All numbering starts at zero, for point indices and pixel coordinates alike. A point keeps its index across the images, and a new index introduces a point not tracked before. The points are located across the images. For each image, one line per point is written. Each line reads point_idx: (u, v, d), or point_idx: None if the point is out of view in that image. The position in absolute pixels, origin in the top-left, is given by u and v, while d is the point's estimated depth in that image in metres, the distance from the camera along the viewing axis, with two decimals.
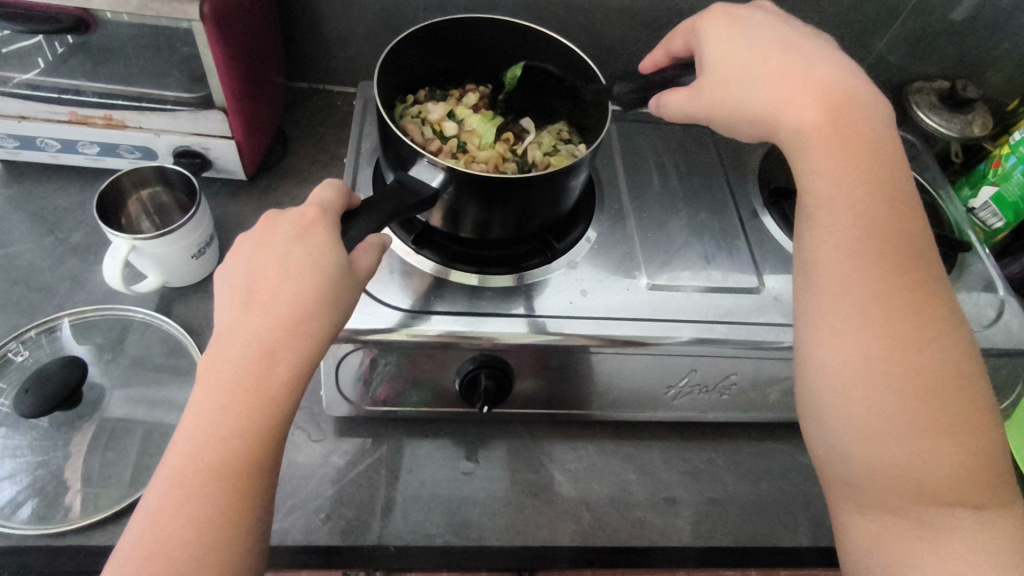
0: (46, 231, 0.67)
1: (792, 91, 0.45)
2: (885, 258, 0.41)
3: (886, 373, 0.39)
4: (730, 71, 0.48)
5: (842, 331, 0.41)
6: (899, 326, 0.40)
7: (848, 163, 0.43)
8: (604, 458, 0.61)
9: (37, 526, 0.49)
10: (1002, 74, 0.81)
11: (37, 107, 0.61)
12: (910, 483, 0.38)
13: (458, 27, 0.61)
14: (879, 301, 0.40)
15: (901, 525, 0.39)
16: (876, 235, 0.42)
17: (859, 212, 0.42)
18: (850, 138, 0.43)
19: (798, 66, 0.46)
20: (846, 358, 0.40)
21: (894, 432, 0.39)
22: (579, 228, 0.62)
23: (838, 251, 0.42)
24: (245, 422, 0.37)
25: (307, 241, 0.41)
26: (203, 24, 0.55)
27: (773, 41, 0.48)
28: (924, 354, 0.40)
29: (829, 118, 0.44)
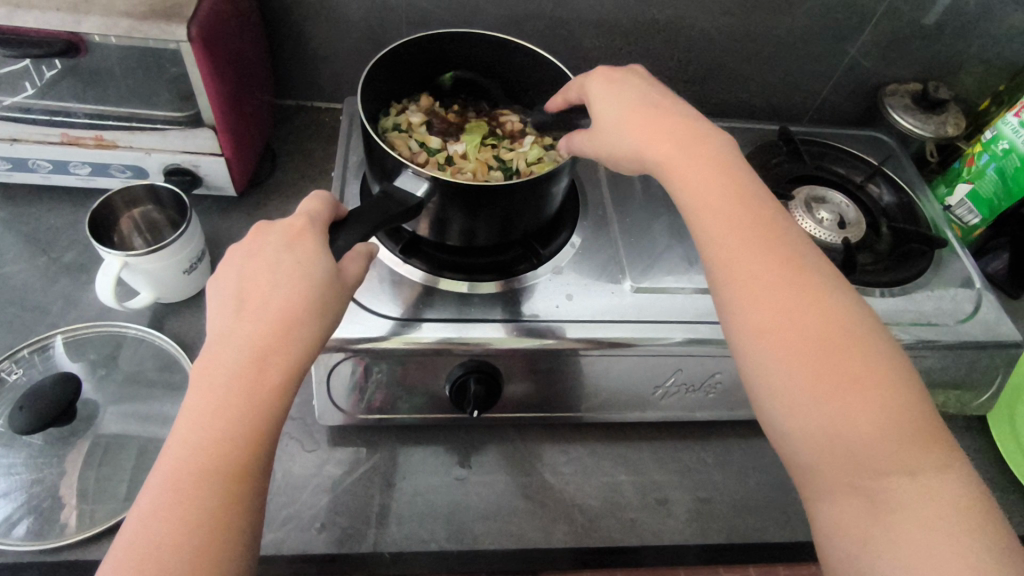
0: (39, 252, 0.68)
1: (652, 123, 0.48)
2: (768, 248, 0.43)
3: (788, 351, 0.40)
4: (605, 124, 0.50)
5: (745, 316, 0.42)
6: (790, 306, 0.41)
7: (711, 168, 0.46)
8: (595, 460, 0.62)
9: (33, 543, 0.49)
10: (973, 75, 0.83)
11: (29, 130, 0.62)
12: (844, 457, 0.38)
13: (448, 41, 0.63)
14: (764, 284, 0.42)
15: (856, 506, 0.38)
16: (747, 225, 0.44)
17: (728, 209, 0.45)
18: (721, 154, 0.47)
19: (643, 95, 0.51)
20: (753, 342, 0.41)
21: (812, 412, 0.39)
22: (563, 234, 0.63)
23: (727, 242, 0.44)
24: (236, 427, 0.37)
25: (296, 250, 0.42)
26: (191, 46, 0.56)
27: (628, 87, 0.52)
28: (821, 325, 0.41)
29: (676, 129, 0.48)
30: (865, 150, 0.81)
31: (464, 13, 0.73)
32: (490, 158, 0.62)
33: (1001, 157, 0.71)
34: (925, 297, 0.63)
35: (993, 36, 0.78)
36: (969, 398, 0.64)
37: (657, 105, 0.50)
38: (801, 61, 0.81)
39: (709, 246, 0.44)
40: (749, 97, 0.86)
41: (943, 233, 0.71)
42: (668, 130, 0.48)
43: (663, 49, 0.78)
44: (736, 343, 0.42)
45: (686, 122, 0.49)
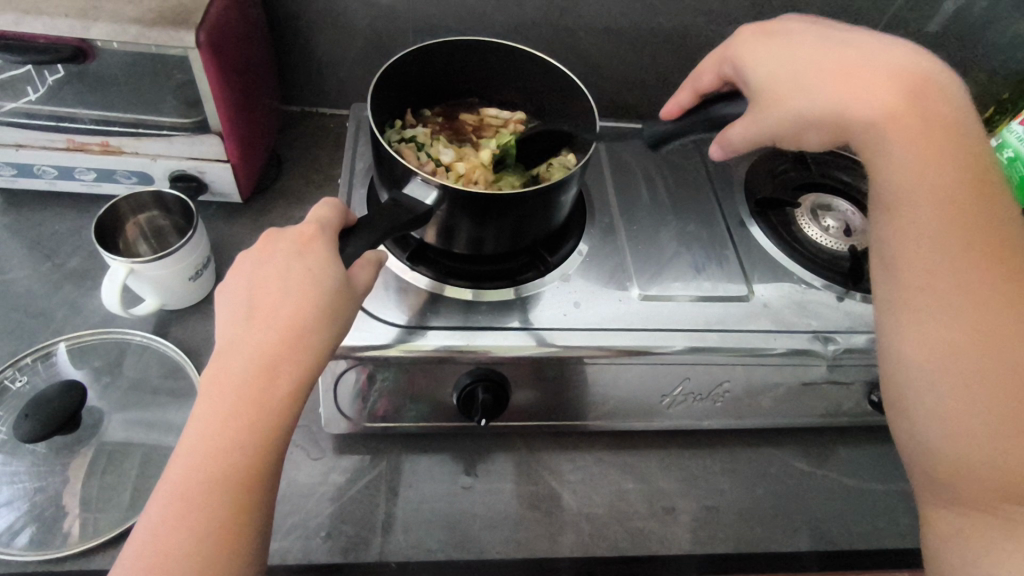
0: (43, 258, 0.67)
1: (858, 95, 0.47)
2: (969, 260, 0.44)
3: (979, 369, 0.42)
4: (782, 89, 0.50)
5: (931, 330, 0.44)
6: (980, 325, 0.43)
7: (953, 165, 0.45)
8: (602, 468, 0.62)
9: (35, 553, 0.49)
10: (976, 83, 0.83)
11: (34, 135, 0.62)
12: (1000, 478, 0.41)
13: (458, 49, 0.63)
14: (967, 299, 0.43)
15: (986, 522, 0.42)
16: (975, 239, 0.44)
17: (946, 216, 0.45)
18: (953, 143, 0.46)
19: (833, 53, 0.49)
20: (934, 356, 0.43)
21: (980, 430, 0.42)
22: (570, 241, 0.63)
23: (932, 254, 0.45)
24: (245, 436, 0.37)
25: (307, 257, 0.42)
26: (198, 52, 0.56)
27: (807, 42, 0.50)
28: (1017, 349, 0.42)
29: (926, 106, 0.46)
30: None
31: (470, 20, 0.73)
32: (500, 178, 0.61)
33: (1005, 166, 0.71)
34: None
35: (997, 45, 0.79)
36: None
37: (873, 77, 0.47)
38: None
39: (906, 256, 0.46)
40: None
41: None
42: (899, 112, 0.46)
43: (669, 56, 0.78)
44: (904, 350, 0.45)
45: (937, 107, 0.46)
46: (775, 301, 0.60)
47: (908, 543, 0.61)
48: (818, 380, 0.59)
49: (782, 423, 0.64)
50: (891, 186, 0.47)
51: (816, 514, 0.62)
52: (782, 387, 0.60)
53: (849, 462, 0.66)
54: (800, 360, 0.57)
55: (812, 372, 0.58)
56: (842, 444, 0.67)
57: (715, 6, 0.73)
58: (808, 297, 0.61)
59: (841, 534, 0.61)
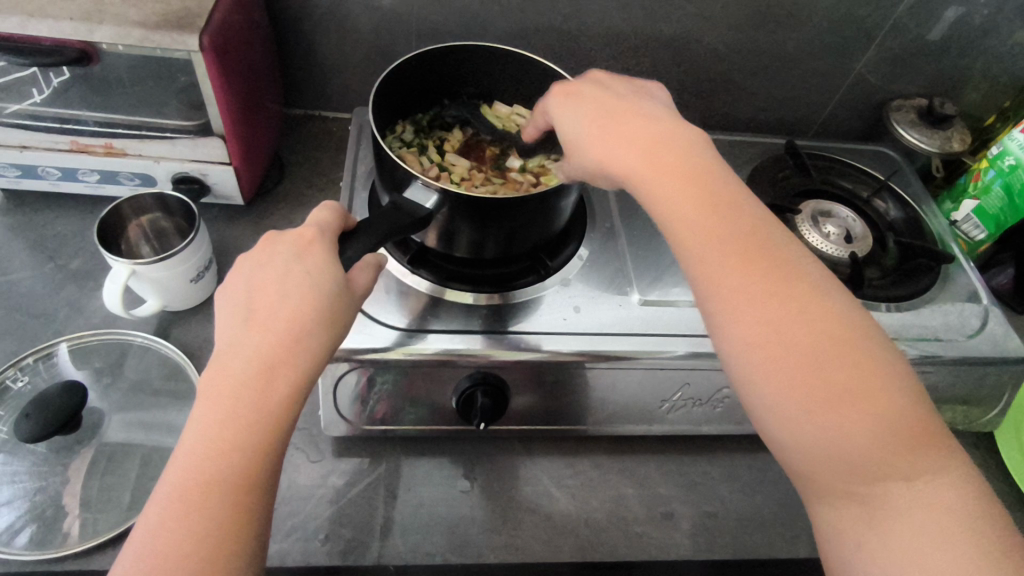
0: (46, 258, 0.68)
1: (614, 137, 0.46)
2: (739, 253, 0.42)
3: (777, 366, 0.39)
4: (567, 142, 0.48)
5: (733, 336, 0.40)
6: (772, 311, 0.40)
7: (693, 172, 0.44)
8: (601, 474, 0.62)
9: (34, 552, 0.49)
10: (978, 91, 0.83)
11: (39, 137, 0.62)
12: (846, 466, 0.37)
13: (459, 54, 0.63)
14: (752, 290, 0.40)
15: (854, 513, 0.38)
16: (739, 230, 0.42)
17: (708, 217, 0.43)
18: (685, 155, 0.45)
19: (603, 99, 0.49)
20: (742, 359, 0.40)
21: (804, 426, 0.38)
22: (571, 246, 0.63)
23: (710, 256, 0.42)
24: (244, 437, 0.37)
25: (305, 261, 0.42)
26: (202, 56, 0.57)
27: (589, 95, 0.50)
28: (807, 331, 0.39)
29: (645, 128, 0.46)
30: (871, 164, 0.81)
31: (472, 25, 0.73)
32: (515, 180, 0.62)
33: (1007, 173, 0.71)
34: (933, 313, 0.63)
35: (999, 52, 0.79)
36: (976, 413, 0.64)
37: (621, 115, 0.47)
38: (807, 75, 0.82)
39: (694, 265, 0.42)
40: (755, 110, 0.86)
41: (950, 247, 0.71)
42: (635, 141, 0.45)
43: (670, 62, 0.79)
44: (729, 361, 0.41)
45: (661, 130, 0.46)
46: None
47: None
48: None
49: None
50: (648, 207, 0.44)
51: None
52: None
53: None
54: None
55: None
56: None
57: (716, 13, 0.74)
58: None
59: None
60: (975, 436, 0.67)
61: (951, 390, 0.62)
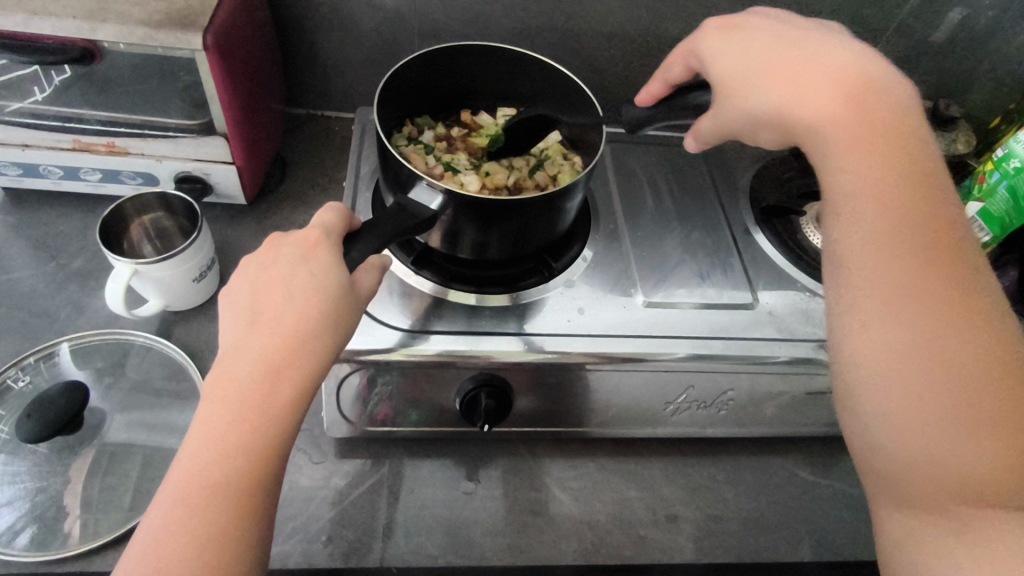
0: (47, 257, 0.67)
1: (803, 85, 0.46)
2: (910, 253, 0.41)
3: (912, 364, 0.39)
4: (732, 84, 0.50)
5: (862, 325, 0.41)
6: (926, 317, 0.40)
7: (879, 155, 0.44)
8: (605, 476, 0.62)
9: (36, 553, 0.49)
10: (982, 93, 0.83)
11: (41, 135, 0.62)
12: (952, 479, 0.37)
13: (463, 54, 0.63)
14: (911, 289, 0.40)
15: (937, 526, 0.38)
16: (909, 228, 0.42)
17: (878, 204, 0.43)
18: (877, 132, 0.44)
19: (789, 43, 0.49)
20: (874, 351, 0.40)
21: (923, 428, 0.38)
22: (575, 247, 0.63)
23: (865, 244, 0.42)
24: (247, 441, 0.37)
25: (311, 263, 0.42)
26: (206, 54, 0.56)
27: (769, 38, 0.50)
28: (959, 342, 0.39)
29: (853, 93, 0.45)
30: None
31: (476, 25, 0.73)
32: (522, 181, 0.62)
33: (1013, 175, 0.71)
34: None
35: (1003, 54, 0.78)
36: None
37: (810, 72, 0.46)
38: None
39: (846, 247, 0.43)
40: None
41: None
42: (834, 101, 0.45)
43: None
44: (851, 345, 0.42)
45: (859, 103, 0.45)
46: (780, 309, 0.60)
47: None
48: (822, 389, 0.59)
49: (787, 432, 0.64)
50: (834, 177, 0.45)
51: (819, 523, 0.61)
52: (786, 396, 0.60)
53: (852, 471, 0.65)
54: (805, 369, 0.56)
55: (816, 381, 0.58)
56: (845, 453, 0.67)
57: (721, 14, 0.73)
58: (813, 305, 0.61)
59: (845, 545, 0.60)
60: None
61: None
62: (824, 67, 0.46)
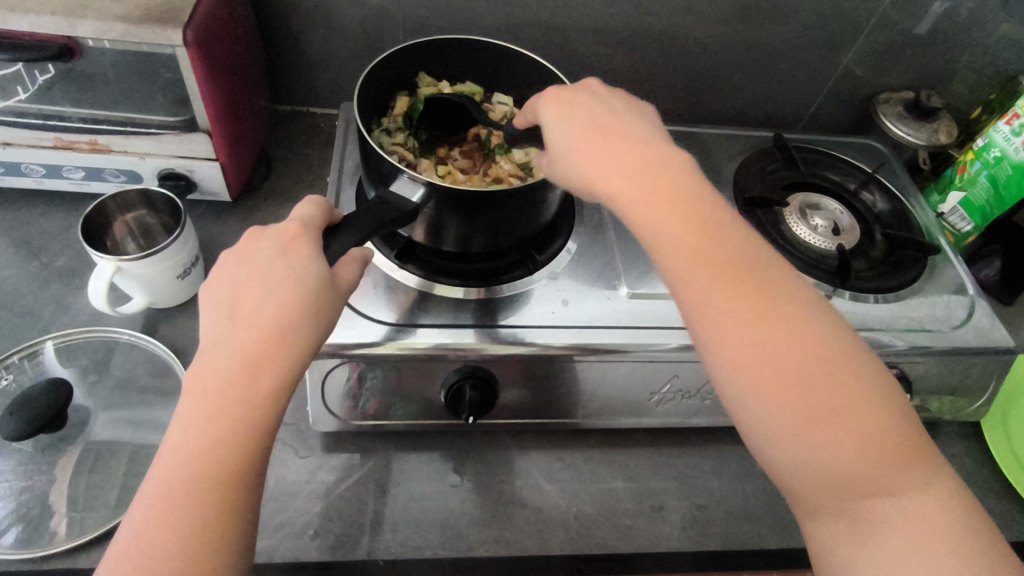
0: (30, 256, 0.67)
1: (607, 159, 0.44)
2: (726, 272, 0.41)
3: (760, 390, 0.38)
4: (556, 151, 0.47)
5: (718, 360, 0.40)
6: (758, 336, 0.39)
7: (672, 190, 0.43)
8: (591, 467, 0.62)
9: (21, 551, 0.49)
10: (964, 84, 0.84)
11: (23, 134, 0.62)
12: (830, 484, 0.37)
13: (444, 45, 0.63)
14: (732, 314, 0.40)
15: (840, 528, 0.38)
16: (722, 247, 0.41)
17: (689, 234, 0.41)
18: (667, 173, 0.44)
19: (600, 116, 0.47)
20: (730, 383, 0.39)
21: (794, 448, 0.38)
22: (559, 240, 0.63)
23: (694, 274, 0.41)
24: (229, 434, 0.37)
25: (290, 257, 0.42)
26: (186, 50, 0.56)
27: (594, 107, 0.48)
28: (790, 357, 0.39)
29: (638, 148, 0.45)
30: (858, 157, 0.81)
31: (460, 19, 0.73)
32: (502, 172, 0.61)
33: (993, 165, 0.72)
34: (920, 304, 0.64)
35: (984, 46, 0.79)
36: (963, 404, 0.64)
37: (609, 135, 0.46)
38: (794, 68, 0.82)
39: (678, 283, 0.41)
40: (743, 104, 0.86)
41: (937, 239, 0.71)
42: (624, 156, 0.44)
43: (659, 55, 0.79)
44: (715, 381, 0.40)
45: (644, 153, 0.45)
46: None
47: None
48: None
49: None
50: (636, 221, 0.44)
51: None
52: None
53: None
54: None
55: None
56: None
57: (704, 7, 0.74)
58: None
59: None
60: (962, 426, 0.67)
61: (940, 380, 0.62)
62: (626, 138, 0.45)
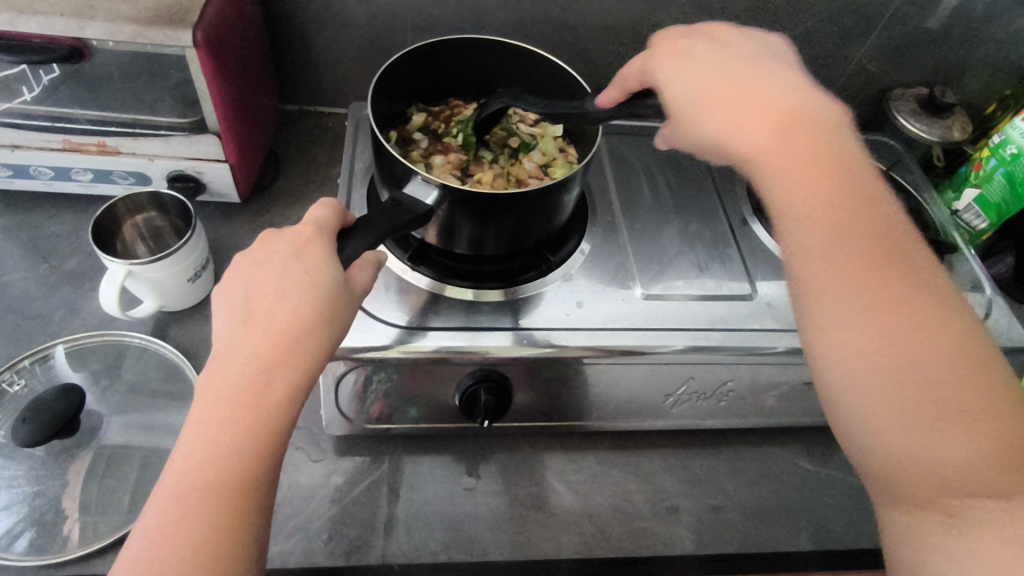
0: (39, 259, 0.67)
1: (736, 108, 0.45)
2: (852, 254, 0.40)
3: (887, 368, 0.38)
4: (678, 111, 0.48)
5: (826, 329, 0.40)
6: (880, 313, 0.39)
7: (825, 170, 0.42)
8: (604, 469, 0.62)
9: (34, 557, 0.48)
10: (978, 80, 0.83)
11: (31, 136, 0.62)
12: (942, 479, 0.36)
13: (460, 47, 0.62)
14: (855, 289, 0.39)
15: (935, 524, 0.37)
16: (852, 232, 0.40)
17: (825, 208, 0.41)
18: (840, 163, 0.42)
19: (721, 65, 0.48)
20: (838, 359, 0.39)
21: (900, 426, 0.37)
22: (572, 241, 0.62)
23: (815, 251, 0.41)
24: (241, 440, 0.37)
25: (304, 260, 0.41)
26: (195, 51, 0.56)
27: (700, 48, 0.50)
28: (915, 339, 0.38)
29: (780, 102, 0.44)
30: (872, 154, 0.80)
31: (470, 17, 0.72)
32: (522, 174, 0.61)
33: (1009, 162, 0.71)
34: None
35: (999, 40, 0.78)
36: None
37: (770, 98, 0.45)
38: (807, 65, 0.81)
39: (800, 256, 0.41)
40: None
41: (953, 238, 0.70)
42: (768, 112, 0.44)
43: None
44: (820, 356, 0.40)
45: (824, 142, 0.43)
46: (779, 299, 0.60)
47: None
48: None
49: (788, 422, 0.64)
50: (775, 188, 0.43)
51: (819, 511, 0.62)
52: (786, 385, 0.59)
53: None
54: (803, 359, 0.56)
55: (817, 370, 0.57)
56: None
57: (717, 3, 0.73)
58: None
59: (846, 534, 0.60)
60: None
61: None
62: (758, 88, 0.45)
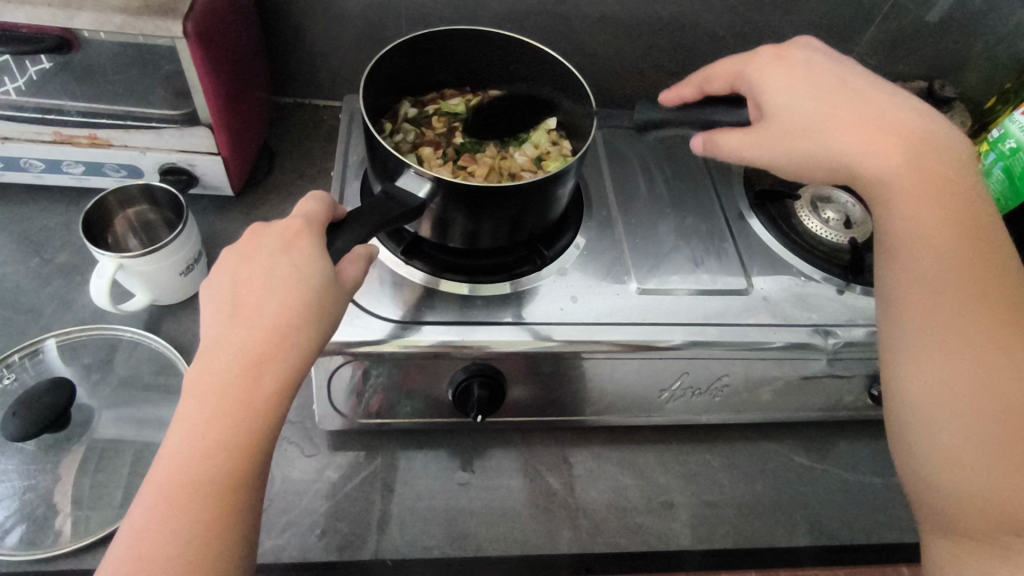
0: (30, 252, 0.66)
1: (865, 125, 0.46)
2: (959, 298, 0.43)
3: (948, 393, 0.41)
4: (786, 122, 0.47)
5: (911, 356, 0.43)
6: (970, 351, 0.42)
7: (949, 222, 0.44)
8: (599, 464, 0.61)
9: (25, 552, 0.48)
10: (978, 73, 0.82)
11: (21, 128, 0.61)
12: (976, 503, 0.40)
13: (454, 39, 0.61)
14: (953, 325, 0.42)
15: (976, 553, 0.40)
16: (955, 280, 0.43)
17: (943, 256, 0.44)
18: (956, 205, 0.45)
19: (839, 79, 0.48)
20: (919, 383, 0.43)
21: (961, 457, 0.40)
22: (567, 235, 0.62)
23: (922, 290, 0.44)
24: (230, 438, 0.36)
25: (293, 254, 0.41)
26: (186, 42, 0.55)
27: (818, 70, 0.49)
28: (998, 377, 0.41)
29: (908, 133, 0.45)
30: None
31: (465, 9, 0.72)
32: (515, 167, 0.61)
33: (1008, 156, 0.70)
34: None
35: (998, 34, 0.78)
36: None
37: (880, 112, 0.46)
38: None
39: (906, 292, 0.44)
40: None
41: None
42: (893, 138, 0.45)
43: (666, 44, 0.77)
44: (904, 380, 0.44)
45: (938, 170, 0.45)
46: (775, 294, 0.59)
47: (908, 537, 0.61)
48: (817, 372, 0.58)
49: (782, 417, 0.64)
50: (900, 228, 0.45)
51: (815, 507, 0.61)
52: (782, 381, 0.59)
53: (848, 455, 0.66)
54: (801, 354, 0.56)
55: (812, 365, 0.57)
56: (839, 437, 0.67)
57: None
58: (807, 289, 0.60)
59: (841, 530, 0.60)
60: None
61: None
62: (878, 110, 0.46)
